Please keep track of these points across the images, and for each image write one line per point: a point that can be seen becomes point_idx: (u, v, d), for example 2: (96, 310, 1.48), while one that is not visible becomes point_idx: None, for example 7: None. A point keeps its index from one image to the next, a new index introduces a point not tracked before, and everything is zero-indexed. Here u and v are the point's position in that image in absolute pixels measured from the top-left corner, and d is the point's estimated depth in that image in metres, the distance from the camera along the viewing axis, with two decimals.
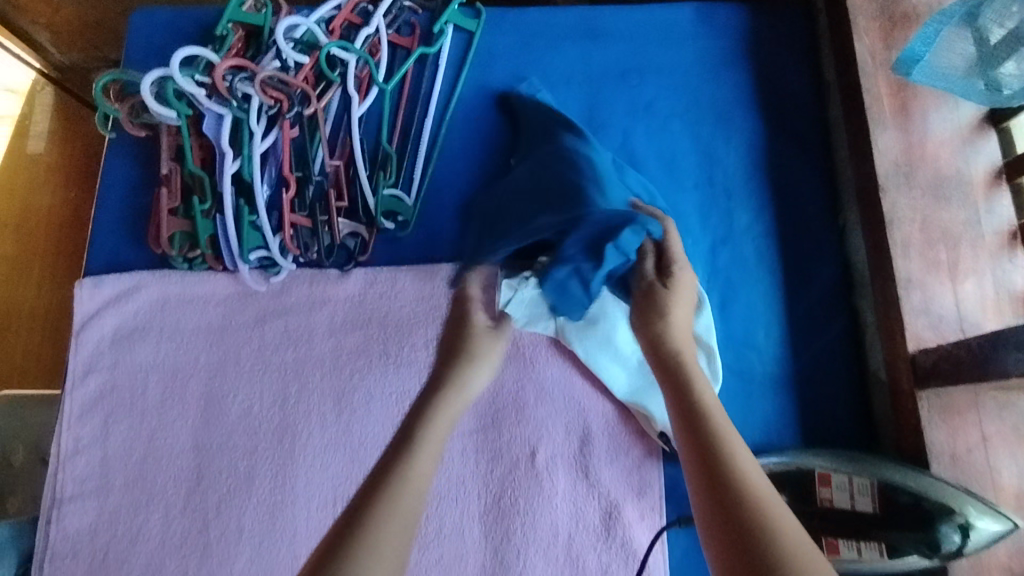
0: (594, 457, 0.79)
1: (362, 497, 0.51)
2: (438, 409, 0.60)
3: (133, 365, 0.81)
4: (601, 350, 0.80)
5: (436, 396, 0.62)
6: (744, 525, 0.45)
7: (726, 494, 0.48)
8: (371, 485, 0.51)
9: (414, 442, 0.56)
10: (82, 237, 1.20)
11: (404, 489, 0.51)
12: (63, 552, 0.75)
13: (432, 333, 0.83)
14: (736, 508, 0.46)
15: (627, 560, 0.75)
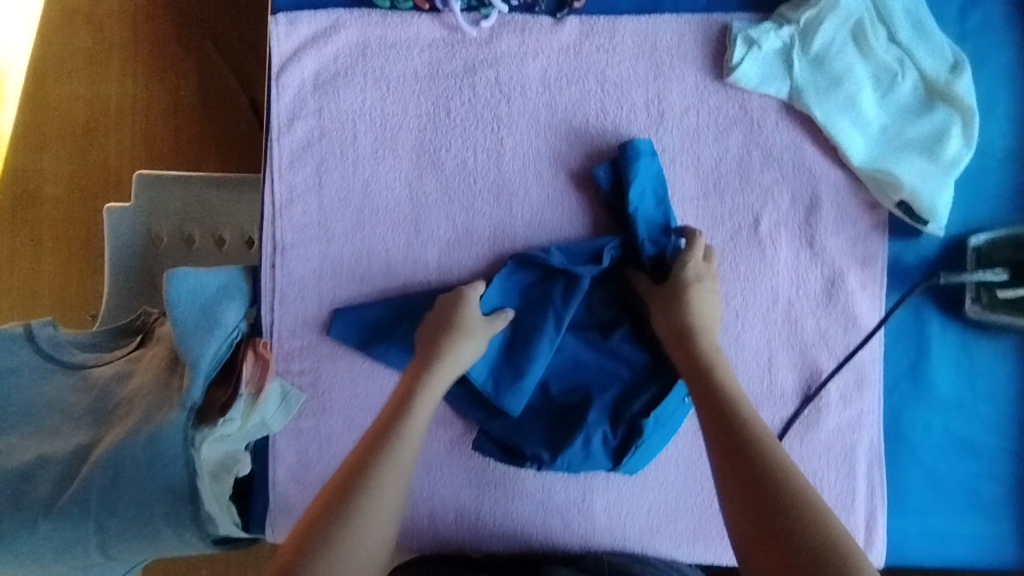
0: (821, 227, 0.77)
1: (346, 478, 0.54)
2: (435, 371, 0.63)
3: (338, 112, 0.77)
4: (844, 112, 0.74)
5: (432, 359, 0.65)
6: (771, 499, 0.47)
7: (754, 464, 0.50)
8: (367, 448, 0.56)
9: (400, 421, 0.58)
10: (160, 26, 1.20)
11: (388, 473, 0.54)
12: (291, 295, 0.78)
13: (654, 94, 0.77)
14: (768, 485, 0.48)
15: (846, 324, 0.77)
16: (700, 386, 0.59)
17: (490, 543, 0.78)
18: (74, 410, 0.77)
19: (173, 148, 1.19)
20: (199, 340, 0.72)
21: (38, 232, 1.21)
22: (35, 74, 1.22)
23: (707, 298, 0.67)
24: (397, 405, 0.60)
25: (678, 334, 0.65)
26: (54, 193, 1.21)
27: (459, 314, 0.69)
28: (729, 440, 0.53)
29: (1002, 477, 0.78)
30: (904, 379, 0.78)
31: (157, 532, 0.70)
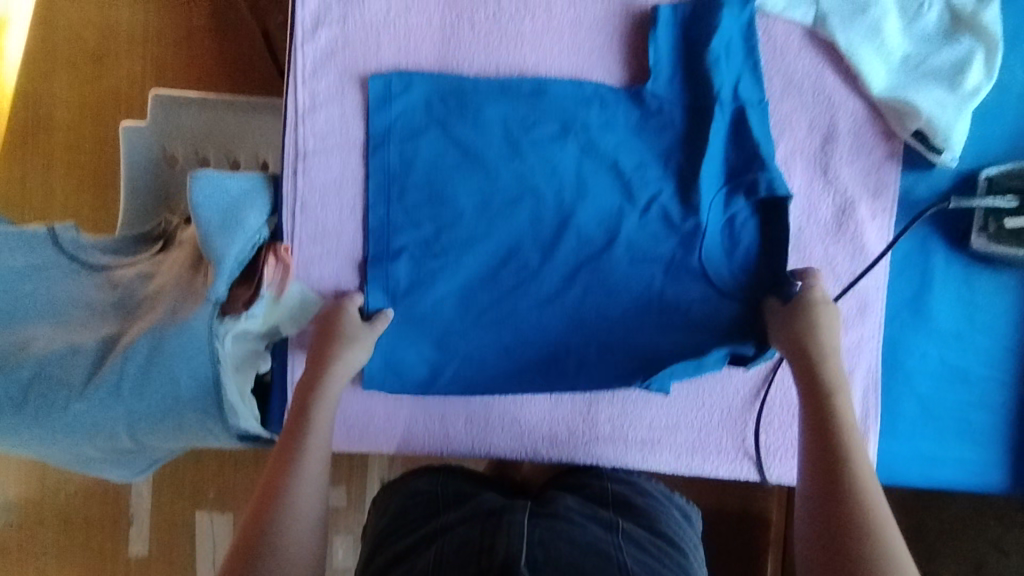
0: (836, 156, 0.78)
1: (258, 508, 0.59)
2: (320, 404, 0.68)
3: (363, 21, 0.78)
4: (867, 40, 0.75)
5: (320, 373, 0.70)
6: (842, 529, 0.55)
7: (845, 503, 0.56)
8: (277, 469, 0.62)
9: (300, 439, 0.64)
10: None
11: (300, 494, 0.60)
12: (311, 203, 0.79)
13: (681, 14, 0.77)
14: (849, 518, 0.55)
15: (854, 253, 0.79)
16: (814, 397, 0.64)
17: (498, 447, 0.81)
18: (98, 306, 0.79)
19: (184, 73, 1.18)
20: (223, 241, 0.74)
21: (50, 159, 1.20)
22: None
23: (826, 314, 0.68)
24: (304, 389, 0.69)
25: (806, 380, 0.65)
26: (66, 120, 1.20)
27: (338, 324, 0.74)
28: (826, 477, 0.58)
29: (991, 406, 0.81)
30: (905, 309, 0.80)
31: (180, 419, 0.73)
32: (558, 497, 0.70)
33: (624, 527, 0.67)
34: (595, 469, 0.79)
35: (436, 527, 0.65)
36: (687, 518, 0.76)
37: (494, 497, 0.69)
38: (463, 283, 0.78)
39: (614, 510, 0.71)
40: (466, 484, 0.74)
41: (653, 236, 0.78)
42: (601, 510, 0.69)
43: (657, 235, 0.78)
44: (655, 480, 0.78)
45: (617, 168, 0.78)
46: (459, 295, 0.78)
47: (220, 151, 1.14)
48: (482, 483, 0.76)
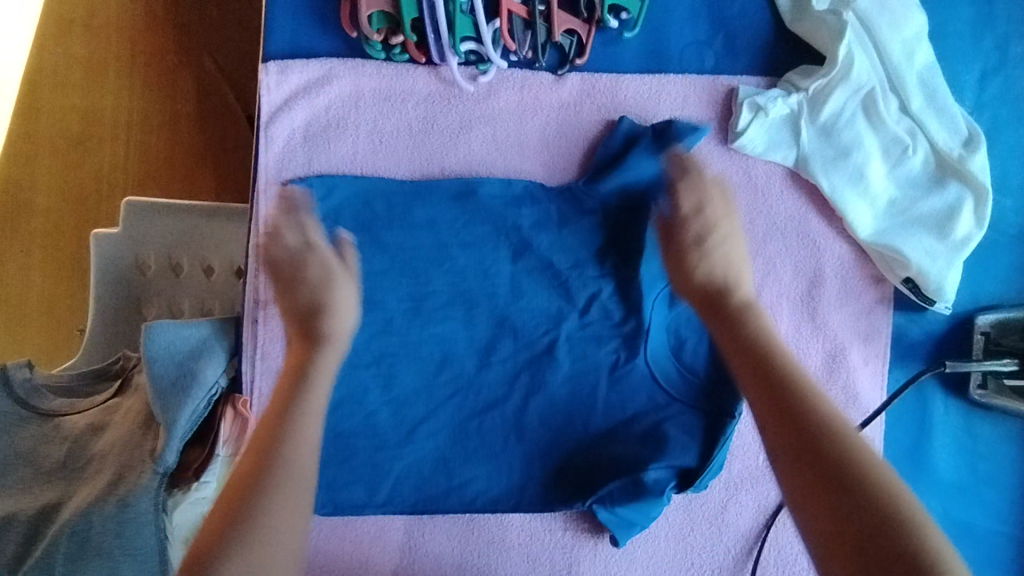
0: (824, 300, 0.75)
1: (233, 502, 0.55)
2: (306, 390, 0.61)
3: (329, 164, 0.76)
4: (852, 185, 0.72)
5: (311, 358, 0.63)
6: (834, 472, 0.47)
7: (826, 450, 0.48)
8: (254, 469, 0.56)
9: (285, 441, 0.58)
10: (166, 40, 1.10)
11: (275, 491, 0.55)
12: (274, 353, 0.75)
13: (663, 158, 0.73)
14: (831, 458, 0.48)
15: (847, 401, 0.74)
16: (745, 352, 0.58)
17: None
18: (45, 464, 0.74)
19: (170, 173, 1.11)
20: (176, 402, 0.70)
21: (27, 252, 1.12)
22: (27, 84, 1.11)
23: (750, 278, 0.69)
24: (294, 379, 0.63)
25: (771, 393, 0.53)
26: (47, 204, 1.13)
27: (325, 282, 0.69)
28: (800, 432, 0.50)
29: (1002, 563, 0.75)
30: (904, 459, 0.76)
31: None
32: None
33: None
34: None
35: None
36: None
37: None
38: (433, 438, 0.74)
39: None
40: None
41: (595, 340, 0.75)
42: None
43: (615, 380, 0.75)
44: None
45: (589, 313, 0.75)
46: (432, 451, 0.74)
47: (194, 259, 1.05)
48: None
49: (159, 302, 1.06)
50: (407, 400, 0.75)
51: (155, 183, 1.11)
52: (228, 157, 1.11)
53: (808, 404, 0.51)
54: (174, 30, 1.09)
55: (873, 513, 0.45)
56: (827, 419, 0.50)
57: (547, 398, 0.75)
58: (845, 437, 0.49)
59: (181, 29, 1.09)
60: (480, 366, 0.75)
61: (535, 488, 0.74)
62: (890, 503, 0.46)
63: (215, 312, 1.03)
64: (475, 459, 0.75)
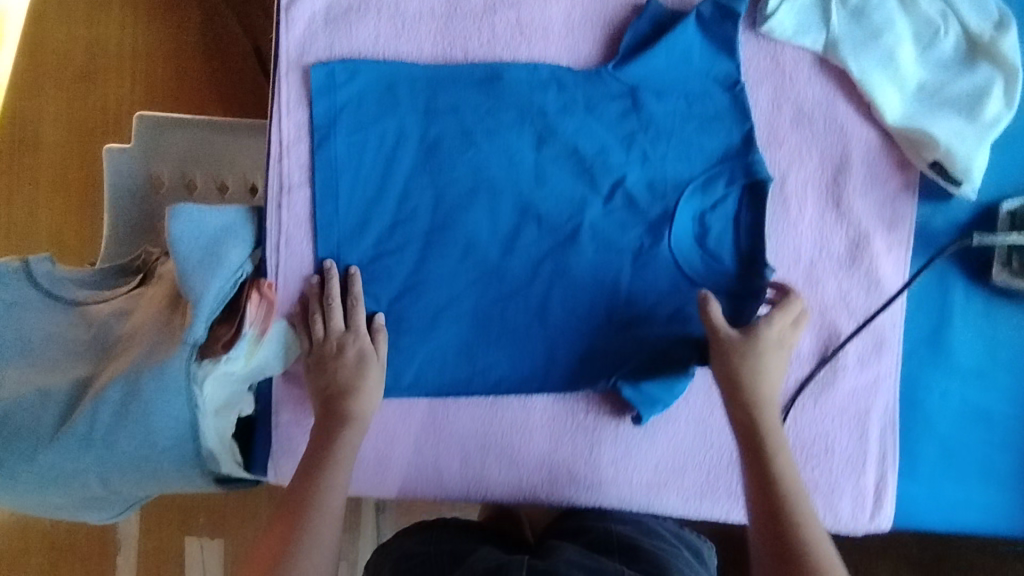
0: (849, 186, 0.74)
1: (278, 547, 0.62)
2: (336, 446, 0.67)
3: (349, 49, 0.75)
4: (883, 67, 0.71)
5: (336, 427, 0.68)
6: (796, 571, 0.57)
7: (791, 545, 0.59)
8: (288, 515, 0.64)
9: (316, 487, 0.65)
10: None
11: (313, 535, 0.63)
12: (296, 238, 0.75)
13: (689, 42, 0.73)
14: (800, 569, 0.57)
15: (868, 287, 0.75)
16: (745, 419, 0.66)
17: (497, 491, 0.77)
18: (74, 346, 0.75)
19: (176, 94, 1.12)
20: (201, 280, 0.70)
21: (36, 181, 1.14)
22: (36, 15, 1.15)
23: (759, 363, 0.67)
24: (316, 446, 0.68)
25: (761, 497, 0.62)
26: (52, 139, 1.14)
27: (331, 399, 0.70)
28: (769, 511, 0.61)
29: (1015, 446, 0.77)
30: (923, 346, 0.76)
31: (155, 466, 0.69)
32: (558, 548, 0.66)
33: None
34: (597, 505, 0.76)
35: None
36: (697, 560, 0.72)
37: (492, 552, 0.67)
38: (457, 324, 0.75)
39: (620, 556, 0.67)
40: (460, 539, 0.72)
41: (619, 225, 0.75)
42: (607, 560, 0.65)
43: (639, 267, 0.76)
44: (662, 519, 0.76)
45: (613, 200, 0.75)
46: (456, 336, 0.75)
47: (209, 173, 1.05)
48: (476, 536, 0.73)
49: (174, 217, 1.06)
50: (430, 285, 0.75)
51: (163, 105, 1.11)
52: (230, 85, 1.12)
53: (806, 543, 0.59)
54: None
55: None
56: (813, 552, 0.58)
57: (572, 284, 0.75)
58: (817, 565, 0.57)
59: None
60: (503, 254, 0.75)
61: (559, 371, 0.75)
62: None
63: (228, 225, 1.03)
64: (498, 345, 0.75)
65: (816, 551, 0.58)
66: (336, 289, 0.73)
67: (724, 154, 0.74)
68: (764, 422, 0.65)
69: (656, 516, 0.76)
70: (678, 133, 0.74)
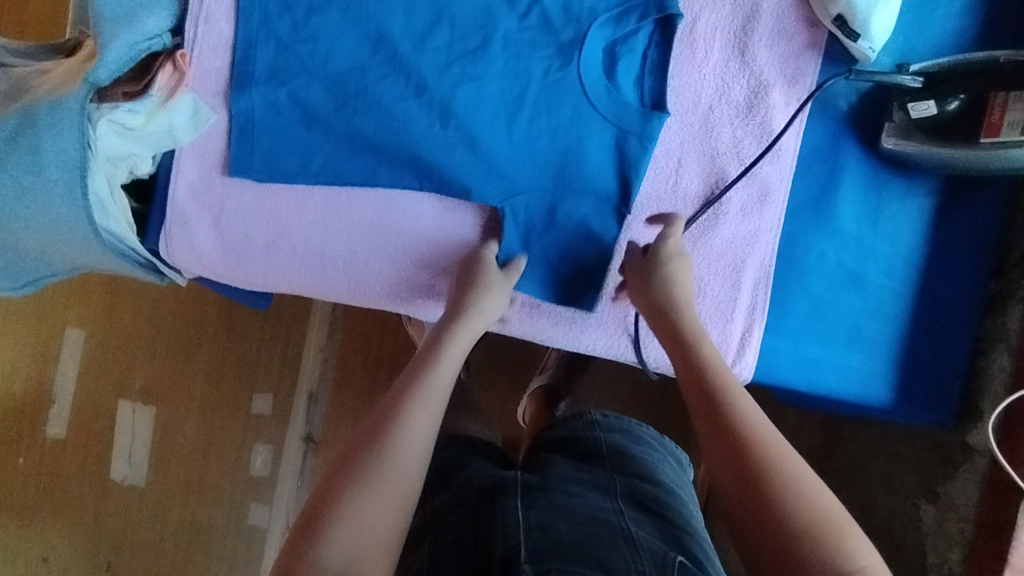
0: (756, 36, 0.76)
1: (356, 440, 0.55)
2: (444, 343, 0.65)
3: None
4: None
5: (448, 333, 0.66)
6: (750, 471, 0.50)
7: (732, 432, 0.53)
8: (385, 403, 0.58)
9: (427, 369, 0.61)
10: None
11: (397, 436, 0.55)
12: (217, 14, 0.78)
13: None
14: (750, 464, 0.50)
15: (759, 137, 0.76)
16: (671, 336, 0.63)
17: (365, 288, 0.82)
18: None
19: None
20: (114, 27, 0.71)
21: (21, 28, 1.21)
22: None
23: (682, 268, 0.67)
24: (427, 348, 0.65)
25: (701, 397, 0.56)
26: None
27: (477, 274, 0.73)
28: (709, 403, 0.56)
29: (884, 315, 0.79)
30: (808, 206, 0.78)
31: (43, 199, 0.71)
32: (552, 463, 0.74)
33: (621, 483, 0.71)
34: (586, 417, 0.86)
35: (430, 513, 0.71)
36: (677, 464, 0.83)
37: (484, 469, 0.76)
38: (359, 118, 0.76)
39: (607, 462, 0.75)
40: (457, 456, 0.81)
41: (530, 44, 0.77)
42: (597, 468, 0.73)
43: (544, 89, 0.77)
44: (646, 426, 0.86)
45: (529, 18, 0.77)
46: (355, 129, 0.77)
47: None
48: (468, 451, 0.83)
49: None
50: (339, 77, 0.77)
51: None
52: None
53: (739, 431, 0.53)
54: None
55: (767, 491, 0.49)
56: (740, 403, 0.55)
57: (477, 97, 0.77)
58: (742, 414, 0.54)
59: None
60: (416, 55, 0.77)
61: (451, 183, 0.77)
62: (795, 482, 0.49)
63: None
64: (398, 147, 0.77)
65: (776, 449, 0.51)
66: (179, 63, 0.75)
67: None
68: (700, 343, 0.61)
69: (638, 425, 0.85)
70: None
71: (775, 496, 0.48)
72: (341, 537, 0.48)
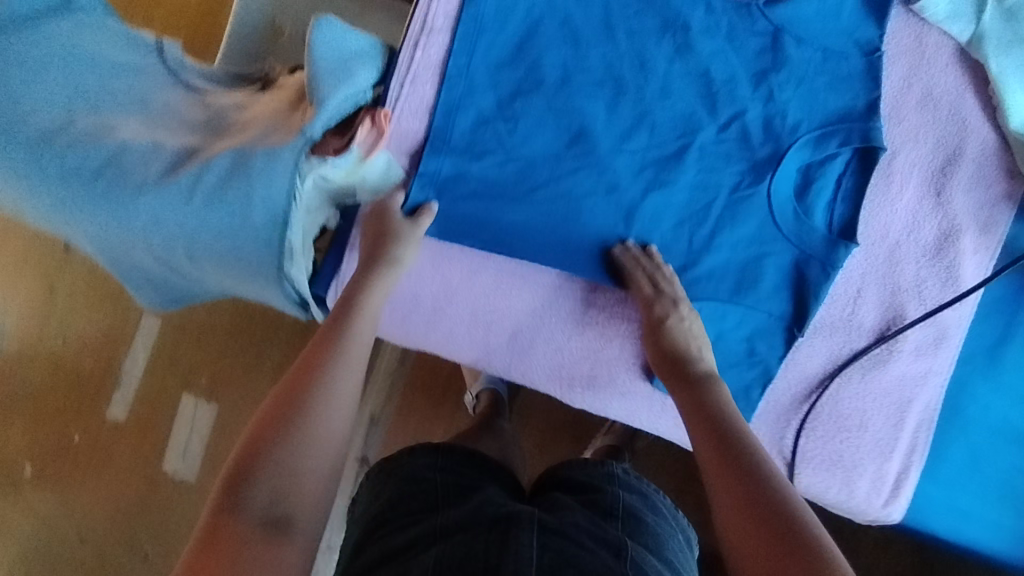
0: (955, 180, 0.76)
1: (291, 396, 0.55)
2: (360, 308, 0.67)
3: None
4: (1019, 72, 0.73)
5: (358, 298, 0.69)
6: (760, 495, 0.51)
7: (741, 467, 0.54)
8: (310, 370, 0.58)
9: (343, 333, 0.64)
10: None
11: (330, 398, 0.56)
12: (423, 79, 0.78)
13: None
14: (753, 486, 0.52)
15: (944, 281, 0.76)
16: (689, 395, 0.66)
17: (496, 362, 0.80)
18: (189, 119, 0.78)
19: None
20: (331, 82, 0.73)
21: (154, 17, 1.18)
22: None
23: (682, 333, 0.72)
24: (342, 312, 0.67)
25: (711, 438, 0.58)
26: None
27: (388, 223, 0.74)
28: (717, 444, 0.57)
29: None
30: (981, 355, 0.77)
31: (243, 243, 0.72)
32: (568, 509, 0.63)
33: (630, 550, 0.59)
34: (607, 465, 0.71)
35: (413, 534, 0.59)
36: (687, 545, 0.70)
37: (498, 495, 0.64)
38: (544, 200, 0.77)
39: (623, 526, 0.63)
40: (471, 476, 0.68)
41: (724, 156, 0.77)
42: (611, 530, 0.62)
43: (731, 204, 0.77)
44: (663, 494, 0.72)
45: (728, 130, 0.77)
46: (540, 212, 0.77)
47: None
48: (482, 471, 0.69)
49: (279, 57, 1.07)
50: (533, 161, 0.77)
51: None
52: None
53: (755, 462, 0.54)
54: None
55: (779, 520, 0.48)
56: (748, 441, 0.57)
57: (667, 204, 0.77)
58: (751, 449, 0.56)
59: None
60: (610, 150, 0.77)
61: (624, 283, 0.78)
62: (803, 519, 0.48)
63: None
64: (579, 237, 0.77)
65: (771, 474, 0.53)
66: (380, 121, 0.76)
67: (843, 112, 0.76)
68: (716, 399, 0.64)
69: (657, 493, 0.72)
70: (807, 81, 0.76)
71: (794, 527, 0.47)
72: (265, 481, 0.49)
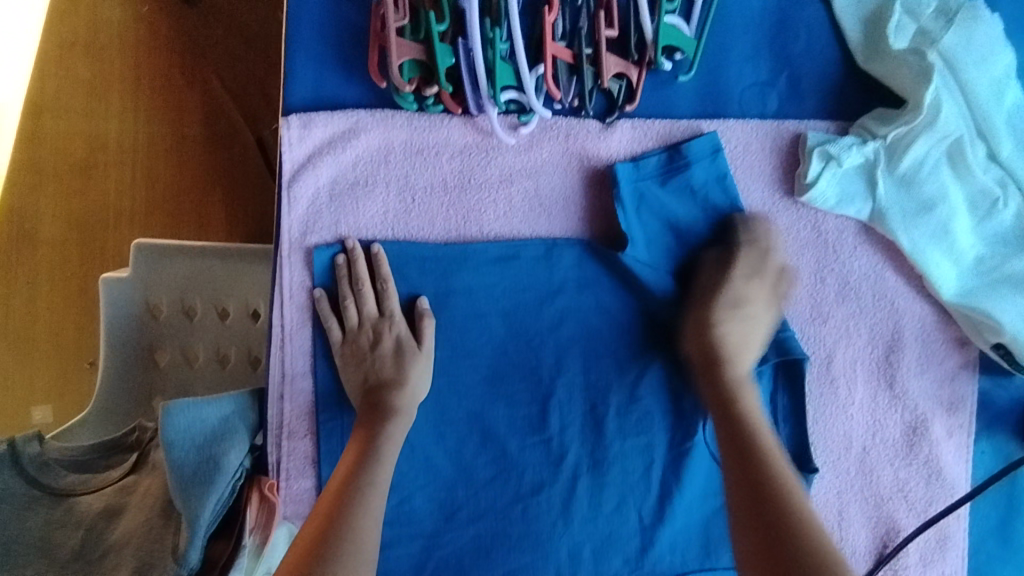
0: (903, 366, 0.68)
1: (331, 515, 0.56)
2: (389, 435, 0.63)
3: (358, 227, 0.70)
4: (935, 241, 0.65)
5: (378, 434, 0.63)
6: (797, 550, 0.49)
7: (772, 512, 0.52)
8: (344, 488, 0.58)
9: (369, 469, 0.60)
10: (184, 65, 0.97)
11: (359, 548, 0.54)
12: (299, 431, 0.70)
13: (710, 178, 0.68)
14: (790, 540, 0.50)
15: (927, 476, 0.68)
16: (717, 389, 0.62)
17: None
18: (58, 555, 0.68)
19: (212, 188, 0.97)
20: (198, 494, 0.63)
21: (32, 316, 0.95)
22: (26, 134, 0.96)
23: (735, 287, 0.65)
24: (364, 446, 0.62)
25: (743, 465, 0.56)
26: (51, 234, 0.96)
27: (376, 371, 0.66)
28: (748, 470, 0.55)
29: None
30: (992, 538, 0.69)
31: None
32: None
33: None
34: None
35: None
36: None
37: None
38: (471, 525, 0.69)
39: None
40: None
41: (647, 417, 0.70)
42: None
43: (670, 466, 0.70)
44: None
45: (641, 386, 0.70)
46: (472, 535, 0.69)
47: (237, 300, 0.87)
48: None
49: (171, 349, 0.86)
50: (442, 485, 0.69)
51: (186, 208, 0.97)
52: (240, 183, 0.97)
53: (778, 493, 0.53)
54: (178, 48, 0.97)
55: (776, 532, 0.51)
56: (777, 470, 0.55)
57: (606, 485, 0.70)
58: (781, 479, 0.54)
59: (208, 45, 0.97)
60: (524, 446, 0.70)
61: None
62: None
63: (245, 369, 0.87)
64: (518, 550, 0.69)
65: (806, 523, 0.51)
66: (266, 497, 0.68)
67: None
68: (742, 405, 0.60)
69: None
70: None
71: (796, 544, 0.49)
72: None
